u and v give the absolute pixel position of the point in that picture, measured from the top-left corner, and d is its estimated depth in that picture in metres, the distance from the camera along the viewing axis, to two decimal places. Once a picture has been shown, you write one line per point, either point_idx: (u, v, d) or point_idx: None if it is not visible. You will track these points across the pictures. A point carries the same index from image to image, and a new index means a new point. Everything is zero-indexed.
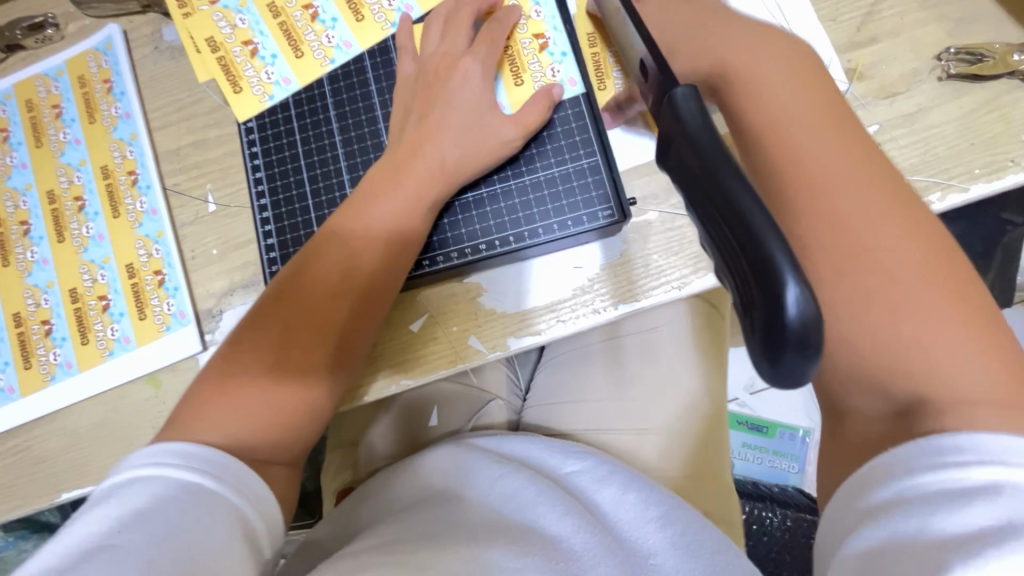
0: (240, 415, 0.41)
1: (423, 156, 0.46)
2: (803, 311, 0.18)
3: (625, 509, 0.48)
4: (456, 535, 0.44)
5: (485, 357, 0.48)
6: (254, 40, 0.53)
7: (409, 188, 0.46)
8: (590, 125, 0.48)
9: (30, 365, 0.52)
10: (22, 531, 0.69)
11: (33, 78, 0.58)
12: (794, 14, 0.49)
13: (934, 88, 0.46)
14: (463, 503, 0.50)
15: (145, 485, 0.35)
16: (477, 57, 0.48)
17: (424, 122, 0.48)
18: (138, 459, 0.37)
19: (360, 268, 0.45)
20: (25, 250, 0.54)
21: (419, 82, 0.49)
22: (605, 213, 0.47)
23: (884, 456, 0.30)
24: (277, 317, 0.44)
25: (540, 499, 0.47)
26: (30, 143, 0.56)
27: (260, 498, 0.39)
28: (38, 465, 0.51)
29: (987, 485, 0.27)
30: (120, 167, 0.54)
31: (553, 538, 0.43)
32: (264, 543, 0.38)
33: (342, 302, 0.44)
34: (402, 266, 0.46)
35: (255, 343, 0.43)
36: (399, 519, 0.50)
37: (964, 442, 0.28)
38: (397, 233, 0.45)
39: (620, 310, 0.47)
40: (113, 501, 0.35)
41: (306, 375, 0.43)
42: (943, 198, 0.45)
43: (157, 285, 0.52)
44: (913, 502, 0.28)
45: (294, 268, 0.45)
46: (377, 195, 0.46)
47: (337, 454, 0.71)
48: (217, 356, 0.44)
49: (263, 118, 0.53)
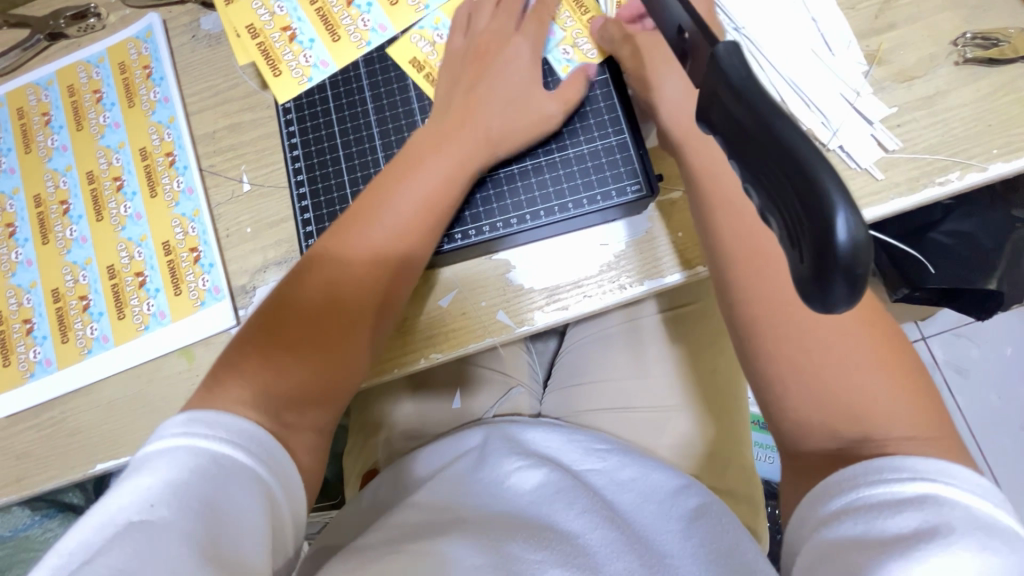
0: (272, 374, 0.43)
1: (463, 145, 0.48)
2: (852, 233, 0.20)
3: (646, 511, 0.49)
4: (471, 528, 0.45)
5: (513, 331, 0.49)
6: (292, 26, 0.56)
7: (436, 157, 0.47)
8: (619, 104, 0.50)
9: (67, 339, 0.54)
10: (48, 510, 0.70)
11: (75, 64, 0.60)
12: (834, 36, 0.49)
13: (951, 71, 0.48)
14: (479, 489, 0.51)
15: (179, 454, 0.36)
16: (525, 37, 0.52)
17: (471, 93, 0.50)
18: (170, 428, 0.37)
19: (377, 265, 0.46)
20: (65, 228, 0.56)
21: (468, 56, 0.52)
22: (634, 188, 0.48)
23: (835, 476, 0.35)
24: (294, 306, 0.45)
25: (557, 496, 0.48)
26: (71, 126, 0.58)
27: (287, 476, 0.40)
28: (73, 437, 0.52)
29: (916, 497, 0.32)
30: (158, 149, 0.56)
31: (572, 535, 0.44)
32: (288, 529, 0.39)
33: (354, 300, 0.45)
34: (420, 262, 0.47)
35: (300, 307, 0.45)
36: (414, 504, 0.52)
37: (897, 463, 0.33)
38: (420, 222, 0.47)
39: (645, 286, 0.48)
40: (147, 471, 0.35)
41: (345, 339, 0.45)
42: (963, 177, 0.46)
43: (192, 262, 0.53)
44: (860, 512, 0.32)
45: (306, 269, 0.46)
46: (405, 176, 0.47)
47: (359, 437, 0.72)
48: (261, 317, 0.45)
49: (301, 99, 0.54)
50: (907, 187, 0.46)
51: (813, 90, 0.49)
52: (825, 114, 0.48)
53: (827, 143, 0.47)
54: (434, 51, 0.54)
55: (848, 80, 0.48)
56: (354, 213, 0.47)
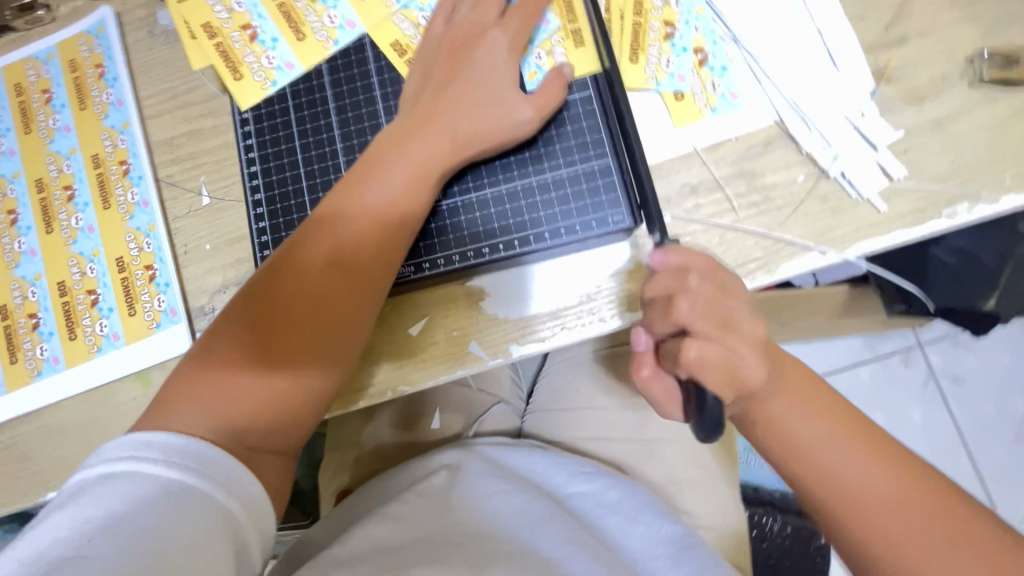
0: (224, 403, 0.39)
1: (412, 155, 0.44)
2: None
3: (635, 537, 0.49)
4: (455, 552, 0.40)
5: (485, 364, 0.46)
6: (253, 24, 0.51)
7: (393, 177, 0.43)
8: (601, 124, 0.47)
9: (16, 360, 0.51)
10: (11, 525, 0.71)
11: (23, 61, 0.55)
12: (837, 50, 0.46)
13: (965, 93, 0.44)
14: (460, 506, 0.48)
15: (122, 482, 0.33)
16: (506, 29, 0.47)
17: (436, 92, 0.46)
18: (114, 451, 0.35)
19: (331, 299, 0.41)
20: (13, 240, 0.52)
21: (441, 44, 0.47)
22: (615, 218, 0.45)
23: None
24: (238, 348, 0.40)
25: (546, 522, 0.46)
26: (19, 129, 0.54)
27: (251, 495, 0.37)
28: (22, 463, 0.49)
29: None
30: (111, 156, 0.52)
31: (554, 563, 0.42)
32: (256, 551, 0.36)
33: (306, 341, 0.41)
34: (379, 292, 0.43)
35: (264, 317, 0.41)
36: (383, 517, 0.47)
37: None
38: (377, 251, 0.43)
39: (628, 318, 0.45)
40: (87, 499, 0.33)
41: (307, 357, 0.41)
42: (971, 210, 0.42)
43: (147, 281, 0.50)
44: None
45: (246, 307, 0.41)
46: (356, 200, 0.43)
47: (333, 457, 0.69)
48: (226, 325, 0.41)
49: (260, 109, 0.50)
50: (912, 218, 0.43)
51: (814, 111, 0.45)
52: (826, 137, 0.44)
53: (827, 169, 0.44)
54: (417, 33, 0.50)
55: (851, 98, 0.45)
56: (329, 212, 0.43)
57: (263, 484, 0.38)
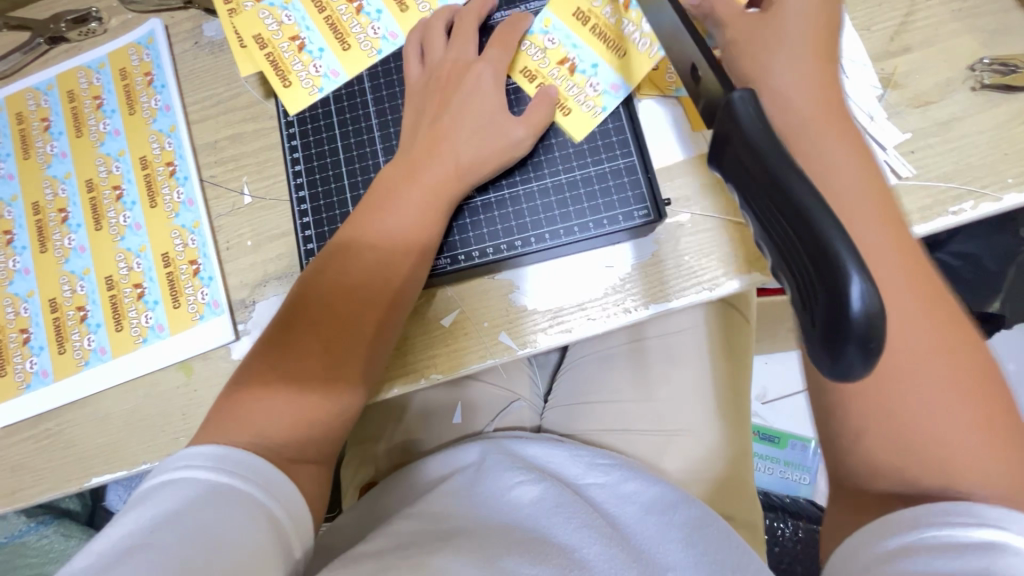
0: (273, 415, 0.41)
1: (441, 156, 0.47)
2: (868, 307, 0.20)
3: (647, 525, 0.48)
4: (473, 542, 0.42)
5: (514, 353, 0.48)
6: (300, 36, 0.55)
7: (424, 182, 0.47)
8: (627, 125, 0.49)
9: (64, 350, 0.53)
10: (44, 517, 0.75)
11: (75, 69, 0.59)
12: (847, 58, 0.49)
13: (967, 97, 0.47)
14: (479, 501, 0.49)
15: (176, 488, 0.35)
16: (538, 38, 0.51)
17: (472, 96, 0.49)
18: (172, 462, 0.37)
19: (363, 310, 0.44)
20: (63, 237, 0.55)
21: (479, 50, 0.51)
22: (641, 213, 0.48)
23: (905, 513, 0.31)
24: (277, 369, 0.42)
25: (556, 510, 0.46)
26: (71, 133, 0.57)
27: (287, 495, 0.38)
28: (67, 449, 0.51)
29: (983, 542, 0.28)
30: (158, 158, 0.55)
31: (567, 548, 0.42)
32: (296, 546, 0.37)
33: (343, 352, 0.43)
34: (408, 302, 0.46)
35: (305, 334, 0.43)
36: (412, 513, 0.48)
37: (962, 506, 0.30)
38: (406, 264, 0.46)
39: (651, 310, 0.48)
40: (147, 505, 0.34)
41: (345, 366, 0.43)
42: (976, 207, 0.45)
43: (191, 275, 0.53)
44: (919, 554, 0.29)
45: (286, 328, 0.44)
46: (379, 220, 0.46)
47: (355, 452, 0.70)
48: (267, 343, 0.44)
49: (304, 113, 0.54)
50: (920, 216, 0.45)
51: None
52: None
53: None
54: None
55: (861, 103, 0.48)
56: (362, 230, 0.46)
57: (299, 488, 0.40)
